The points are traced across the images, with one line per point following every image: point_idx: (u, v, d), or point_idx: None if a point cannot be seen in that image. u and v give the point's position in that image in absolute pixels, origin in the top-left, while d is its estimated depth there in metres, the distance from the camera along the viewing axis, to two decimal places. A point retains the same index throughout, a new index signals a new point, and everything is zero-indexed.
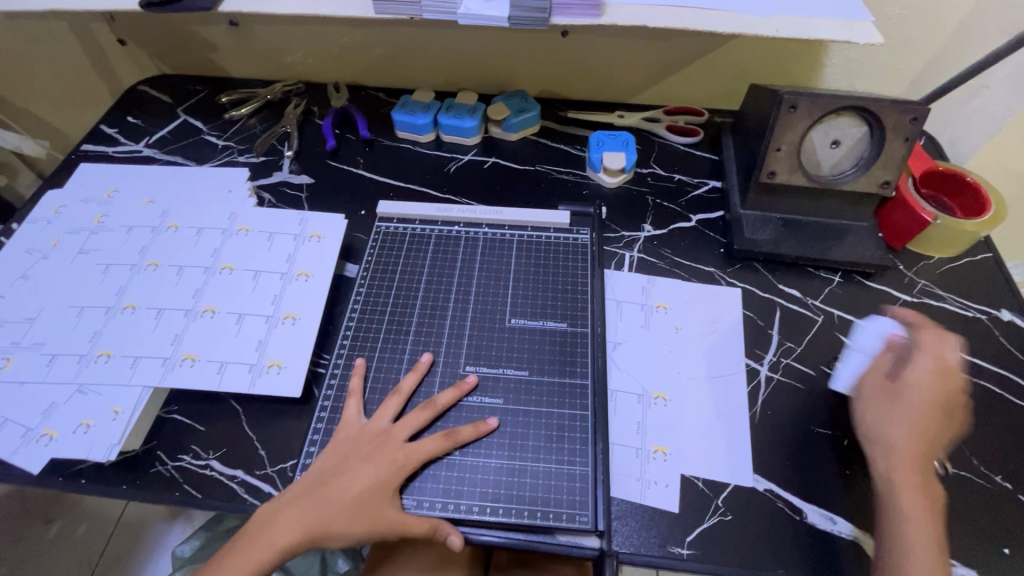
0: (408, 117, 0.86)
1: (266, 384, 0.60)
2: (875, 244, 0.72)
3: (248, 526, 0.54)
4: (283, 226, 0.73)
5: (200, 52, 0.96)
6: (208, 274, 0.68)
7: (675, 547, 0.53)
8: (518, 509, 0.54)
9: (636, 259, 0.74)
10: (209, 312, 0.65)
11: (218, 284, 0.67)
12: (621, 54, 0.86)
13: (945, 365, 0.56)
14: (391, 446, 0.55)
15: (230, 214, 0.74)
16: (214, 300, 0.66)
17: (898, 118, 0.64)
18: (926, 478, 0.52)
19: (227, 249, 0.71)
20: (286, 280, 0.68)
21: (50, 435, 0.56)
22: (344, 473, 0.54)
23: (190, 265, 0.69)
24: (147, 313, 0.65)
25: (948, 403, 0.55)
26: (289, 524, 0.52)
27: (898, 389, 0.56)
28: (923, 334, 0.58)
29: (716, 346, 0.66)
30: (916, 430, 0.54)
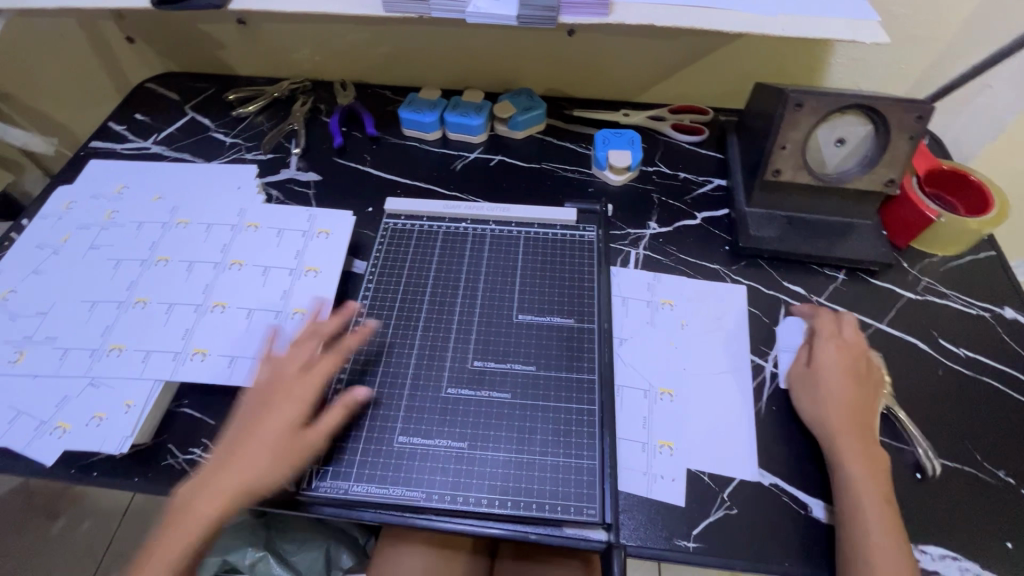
0: (414, 115, 0.86)
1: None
2: (879, 242, 0.73)
3: (176, 509, 0.53)
4: (291, 222, 0.74)
5: (208, 49, 0.96)
6: (218, 270, 0.69)
7: (681, 540, 0.54)
8: (526, 502, 0.54)
9: (642, 256, 0.75)
10: (219, 307, 0.66)
11: (228, 279, 0.68)
12: (627, 53, 0.87)
13: (841, 341, 0.63)
14: (295, 384, 0.57)
15: (239, 210, 0.75)
16: (224, 295, 0.67)
17: (903, 116, 0.65)
18: (864, 446, 0.56)
19: (237, 244, 0.71)
20: (295, 276, 0.68)
21: (63, 428, 0.57)
22: (251, 423, 0.55)
23: (200, 261, 0.70)
24: (158, 308, 0.65)
25: (859, 372, 0.61)
26: (214, 488, 0.53)
27: (813, 370, 0.62)
28: (820, 318, 0.66)
29: (722, 343, 0.67)
30: (842, 405, 0.58)
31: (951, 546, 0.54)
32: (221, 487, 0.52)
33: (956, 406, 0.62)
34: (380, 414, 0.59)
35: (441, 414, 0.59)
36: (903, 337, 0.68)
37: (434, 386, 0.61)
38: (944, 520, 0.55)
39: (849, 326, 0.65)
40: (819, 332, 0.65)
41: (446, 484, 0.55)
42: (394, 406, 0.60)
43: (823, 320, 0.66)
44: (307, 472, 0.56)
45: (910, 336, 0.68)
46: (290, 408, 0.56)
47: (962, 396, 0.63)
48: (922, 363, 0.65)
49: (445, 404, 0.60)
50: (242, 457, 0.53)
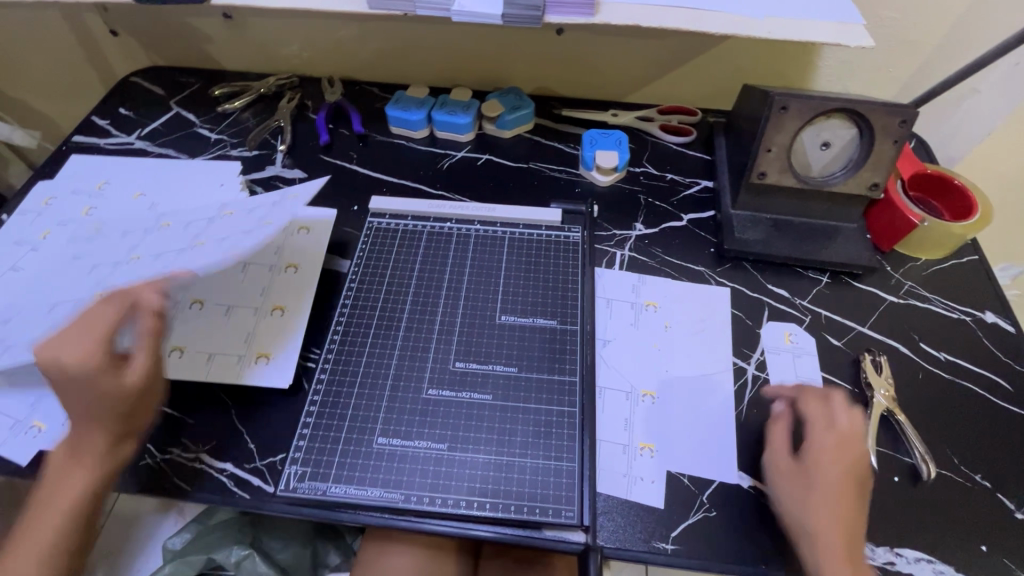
0: (402, 113, 0.86)
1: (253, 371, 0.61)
2: (863, 245, 0.73)
3: (42, 505, 0.52)
4: (260, 205, 0.71)
5: (194, 43, 0.95)
6: (182, 252, 0.65)
7: (659, 542, 0.54)
8: (504, 504, 0.54)
9: (627, 257, 0.75)
10: (198, 302, 0.65)
11: (191, 257, 0.64)
12: (616, 52, 0.86)
13: (839, 433, 0.56)
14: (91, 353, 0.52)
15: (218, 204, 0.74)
16: (202, 292, 0.66)
17: (888, 120, 0.65)
18: (854, 567, 0.50)
19: (211, 229, 0.69)
20: (272, 275, 0.68)
21: (38, 428, 0.57)
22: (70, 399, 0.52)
23: (173, 243, 0.67)
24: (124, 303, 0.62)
25: (857, 475, 0.54)
26: (80, 461, 0.53)
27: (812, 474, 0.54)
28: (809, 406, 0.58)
29: (702, 344, 0.67)
30: (833, 515, 0.52)
31: (926, 549, 0.54)
32: (88, 456, 0.53)
33: (936, 410, 0.63)
34: (361, 415, 0.59)
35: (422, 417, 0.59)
36: (884, 341, 0.68)
37: (415, 387, 0.61)
38: (921, 523, 0.56)
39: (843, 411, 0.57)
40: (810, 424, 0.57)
41: (427, 487, 0.55)
42: (374, 407, 0.60)
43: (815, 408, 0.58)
44: (287, 473, 0.56)
45: (892, 340, 0.68)
46: (89, 369, 0.51)
47: (941, 399, 0.63)
48: (903, 368, 0.66)
49: (425, 405, 0.60)
50: (86, 427, 0.53)
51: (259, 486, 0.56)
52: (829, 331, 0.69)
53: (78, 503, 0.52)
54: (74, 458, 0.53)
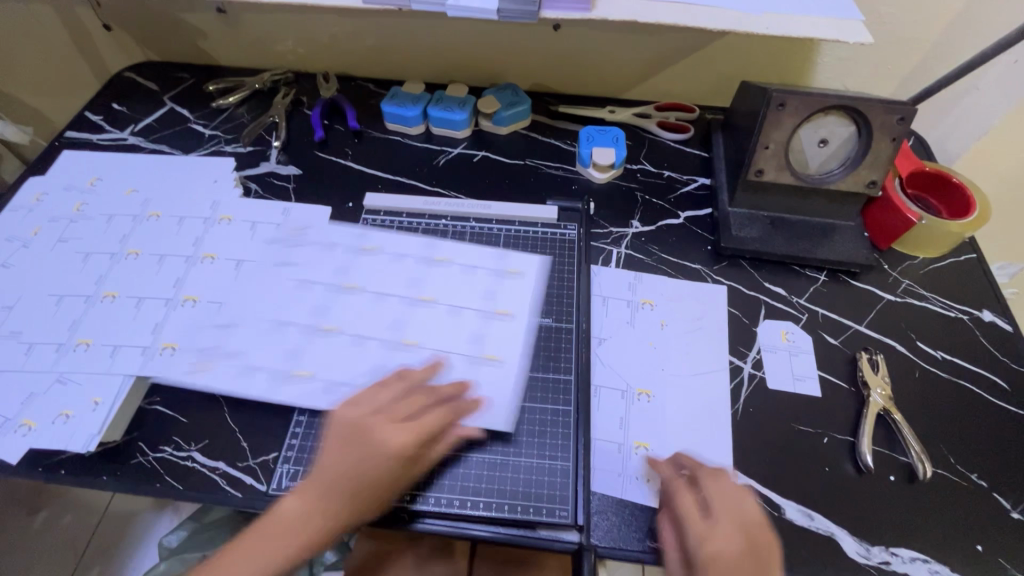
0: (397, 109, 0.85)
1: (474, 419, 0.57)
2: (860, 243, 0.73)
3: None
4: (410, 246, 0.71)
5: (188, 38, 0.94)
6: (333, 292, 0.67)
7: (654, 542, 0.54)
8: (498, 503, 0.54)
9: (623, 255, 0.74)
10: (330, 330, 0.64)
11: (346, 302, 0.66)
12: (613, 48, 0.86)
13: (711, 526, 0.48)
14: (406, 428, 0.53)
15: (360, 232, 0.72)
16: (307, 364, 0.61)
17: (885, 117, 0.64)
18: None
19: (356, 267, 0.69)
20: (311, 334, 0.63)
21: (28, 426, 0.56)
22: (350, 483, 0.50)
23: (317, 282, 0.67)
24: (235, 368, 0.61)
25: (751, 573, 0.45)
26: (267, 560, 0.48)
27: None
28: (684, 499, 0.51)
29: (698, 343, 0.66)
30: None
31: (920, 548, 0.54)
32: (274, 552, 0.48)
33: (933, 409, 0.62)
34: None
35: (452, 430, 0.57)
36: (881, 340, 0.68)
37: None
38: (917, 522, 0.55)
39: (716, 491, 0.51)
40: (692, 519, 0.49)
41: (419, 487, 0.55)
42: None
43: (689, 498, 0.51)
44: (280, 471, 0.56)
45: (889, 339, 0.68)
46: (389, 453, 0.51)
47: (938, 399, 0.63)
48: (899, 366, 0.65)
49: None
50: (350, 513, 0.50)
51: (252, 484, 0.56)
52: (825, 330, 0.69)
53: None
54: (284, 556, 0.48)
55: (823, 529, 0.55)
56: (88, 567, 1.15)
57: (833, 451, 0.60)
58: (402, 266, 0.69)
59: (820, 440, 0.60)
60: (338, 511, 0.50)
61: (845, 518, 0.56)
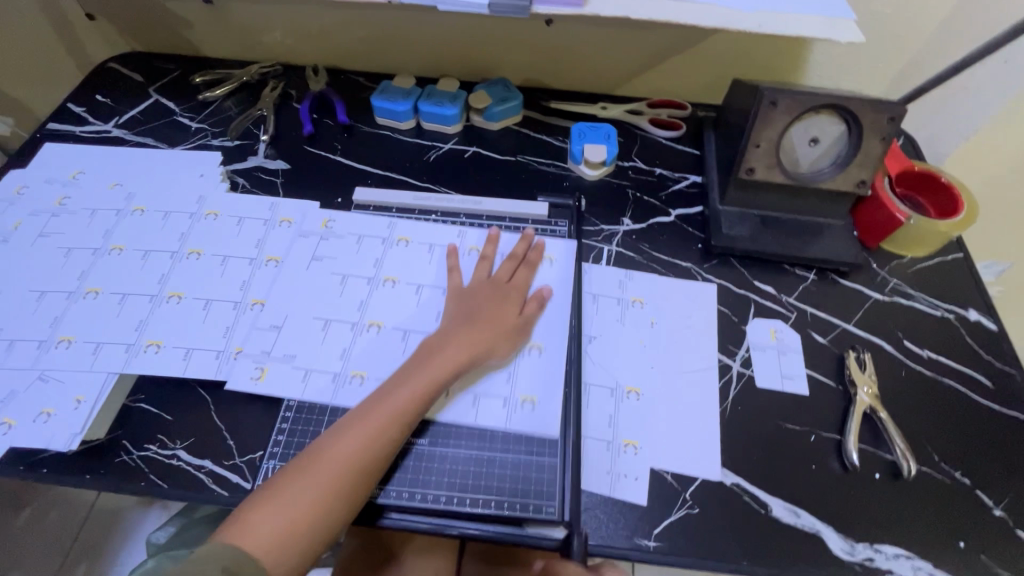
0: (387, 103, 0.84)
1: (523, 420, 0.58)
2: (850, 242, 0.73)
3: (357, 419, 0.52)
4: (442, 237, 0.72)
5: (173, 28, 0.93)
6: (372, 286, 0.67)
7: (641, 539, 0.54)
8: (485, 500, 0.54)
9: (614, 252, 0.74)
10: (374, 326, 0.63)
11: (382, 296, 0.66)
12: (605, 44, 0.85)
13: None
14: (511, 287, 0.65)
15: (388, 223, 0.73)
16: (363, 363, 0.61)
17: (875, 116, 0.64)
18: None
19: (389, 260, 0.69)
20: (357, 331, 0.63)
21: (8, 424, 0.55)
22: (480, 313, 0.61)
23: (352, 275, 0.67)
24: (293, 371, 0.60)
25: None
26: (416, 375, 0.56)
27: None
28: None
29: (688, 340, 0.66)
30: None
31: (905, 545, 0.55)
32: (423, 373, 0.56)
33: (918, 408, 0.63)
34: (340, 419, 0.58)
35: (478, 415, 0.58)
36: (869, 339, 0.68)
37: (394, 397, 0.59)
38: (901, 520, 0.56)
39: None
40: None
41: (406, 483, 0.55)
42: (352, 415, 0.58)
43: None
44: (265, 469, 0.56)
45: (876, 337, 0.68)
46: (503, 300, 0.63)
47: (923, 397, 0.64)
48: (886, 365, 0.66)
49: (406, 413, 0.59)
50: (480, 334, 0.60)
51: (238, 483, 0.55)
52: (814, 328, 0.69)
53: (399, 413, 0.53)
54: (429, 368, 0.56)
55: (810, 526, 0.55)
56: (75, 565, 1.14)
57: (820, 449, 0.60)
58: (428, 260, 0.69)
59: (807, 438, 0.61)
60: (479, 334, 0.60)
61: (831, 515, 0.56)
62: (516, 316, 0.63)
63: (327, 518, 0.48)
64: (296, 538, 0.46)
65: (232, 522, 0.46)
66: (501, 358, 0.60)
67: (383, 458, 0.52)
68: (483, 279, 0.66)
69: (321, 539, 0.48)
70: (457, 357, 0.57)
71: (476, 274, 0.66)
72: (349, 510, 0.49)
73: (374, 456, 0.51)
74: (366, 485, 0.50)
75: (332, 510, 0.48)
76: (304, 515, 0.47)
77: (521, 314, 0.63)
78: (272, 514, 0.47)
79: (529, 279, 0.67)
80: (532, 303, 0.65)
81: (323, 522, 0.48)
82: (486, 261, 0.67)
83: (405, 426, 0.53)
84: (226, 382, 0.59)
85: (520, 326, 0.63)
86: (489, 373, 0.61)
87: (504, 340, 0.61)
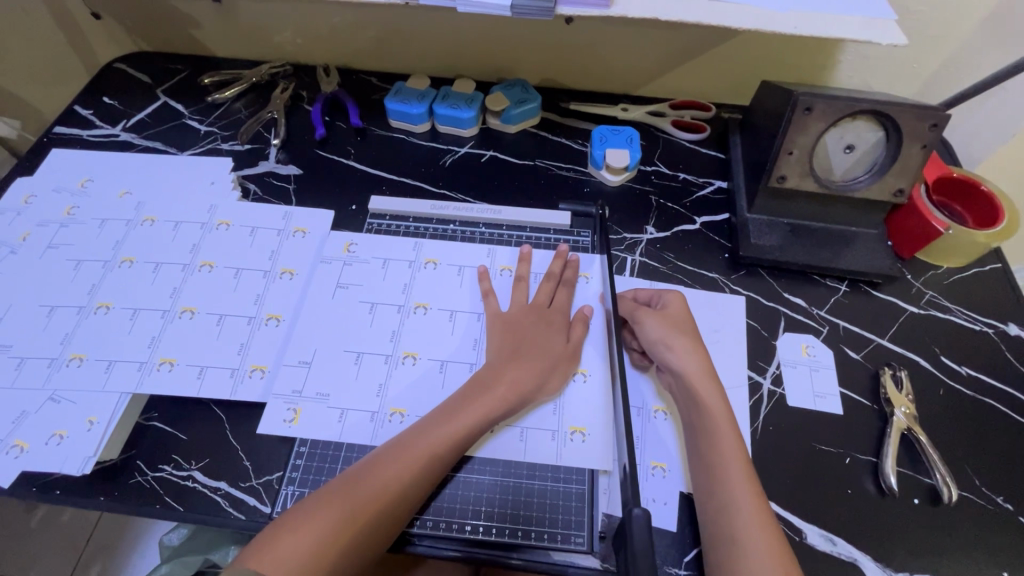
0: (401, 106, 0.81)
1: (575, 453, 0.56)
2: (884, 253, 0.70)
3: (398, 451, 0.51)
4: (471, 258, 0.69)
5: (180, 28, 0.90)
6: (403, 314, 0.64)
7: (673, 568, 0.52)
8: (510, 529, 0.53)
9: (638, 263, 0.72)
10: (410, 358, 0.61)
11: (415, 325, 0.64)
12: (627, 43, 0.82)
13: None
14: (554, 312, 0.62)
15: (414, 244, 0.70)
16: (401, 399, 0.59)
17: (917, 123, 0.61)
18: None
19: (418, 284, 0.67)
20: (392, 364, 0.61)
21: (20, 447, 0.53)
22: (532, 340, 0.59)
23: (381, 302, 0.65)
24: (328, 411, 0.58)
25: None
26: (465, 406, 0.54)
27: (686, 394, 0.57)
28: (652, 321, 0.61)
29: (718, 357, 0.64)
30: None
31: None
32: (472, 404, 0.54)
33: (955, 428, 0.60)
34: None
35: (526, 451, 0.56)
36: (904, 355, 0.66)
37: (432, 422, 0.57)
38: (941, 547, 0.54)
39: (688, 322, 0.61)
40: (657, 340, 0.59)
41: (428, 510, 0.53)
42: None
43: (662, 321, 0.61)
44: (284, 494, 0.54)
45: (912, 353, 0.66)
46: (551, 327, 0.61)
47: (962, 416, 0.61)
48: (923, 383, 0.63)
49: None
50: (528, 364, 0.57)
51: (255, 507, 0.53)
52: (847, 343, 0.66)
53: (442, 449, 0.51)
54: (477, 400, 0.54)
55: (846, 555, 0.53)
56: (89, 565, 1.14)
57: (855, 472, 0.58)
58: (460, 282, 0.67)
59: (841, 460, 0.59)
60: (530, 365, 0.57)
61: (867, 542, 0.54)
62: (567, 345, 0.60)
63: (353, 553, 0.46)
64: (323, 568, 0.44)
65: (257, 545, 0.45)
66: (551, 391, 0.58)
67: (418, 494, 0.50)
68: (523, 303, 0.63)
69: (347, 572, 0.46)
70: (509, 390, 0.55)
71: (516, 297, 0.64)
72: (374, 544, 0.47)
73: (408, 494, 0.49)
74: (397, 521, 0.49)
75: (362, 541, 0.46)
76: (332, 544, 0.45)
77: (569, 340, 0.61)
78: (301, 540, 0.45)
79: (570, 299, 0.64)
80: (579, 326, 0.62)
81: (349, 557, 0.46)
82: (522, 282, 0.65)
83: (445, 463, 0.52)
84: (259, 428, 0.57)
85: (569, 354, 0.60)
86: (537, 406, 0.58)
87: (554, 372, 0.58)
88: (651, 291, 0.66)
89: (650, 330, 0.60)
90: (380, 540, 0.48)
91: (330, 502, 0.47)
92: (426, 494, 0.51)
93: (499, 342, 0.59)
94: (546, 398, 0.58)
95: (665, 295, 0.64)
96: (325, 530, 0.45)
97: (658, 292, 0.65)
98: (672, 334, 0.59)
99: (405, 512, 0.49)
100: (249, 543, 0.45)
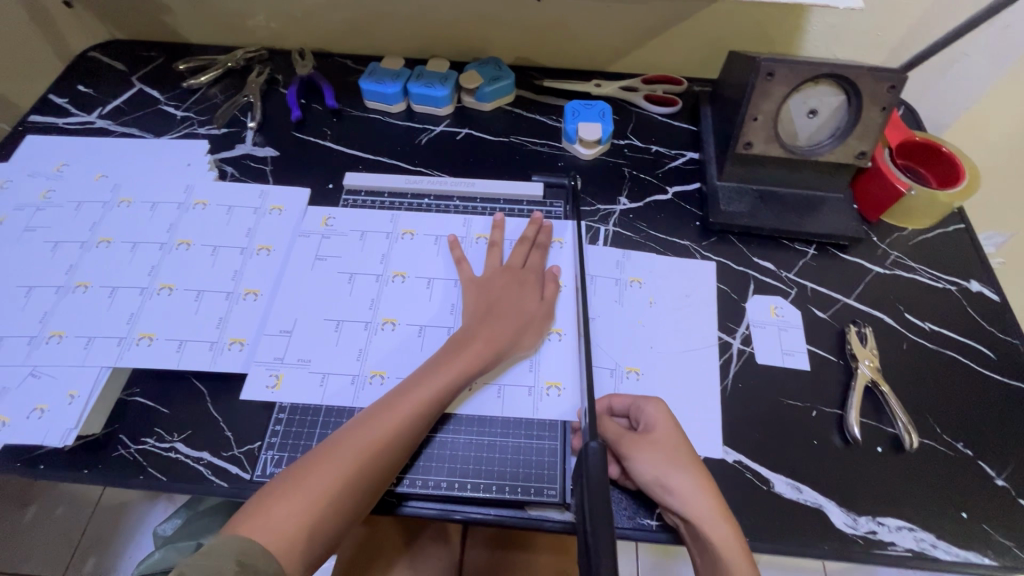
0: (376, 86, 0.82)
1: (550, 407, 0.58)
2: (850, 215, 0.72)
3: (378, 416, 0.51)
4: (446, 229, 0.71)
5: (153, 14, 0.90)
6: (381, 283, 0.66)
7: (644, 518, 0.54)
8: (485, 484, 0.54)
9: (611, 232, 0.73)
10: (389, 324, 0.63)
11: (393, 293, 0.65)
12: (598, 18, 0.83)
13: None
14: (524, 271, 0.64)
15: (391, 216, 0.71)
16: (381, 362, 0.60)
17: (875, 85, 0.63)
18: None
19: (395, 254, 0.68)
20: (371, 330, 0.62)
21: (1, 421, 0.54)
22: (508, 299, 0.61)
23: (360, 273, 0.66)
24: (310, 376, 0.59)
25: None
26: (442, 366, 0.55)
27: (700, 542, 0.49)
28: (641, 455, 0.52)
29: (690, 320, 0.66)
30: None
31: (907, 517, 0.55)
32: (451, 364, 0.55)
33: (919, 380, 0.62)
34: None
35: (504, 405, 0.58)
36: (870, 313, 0.67)
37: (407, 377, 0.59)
38: (904, 492, 0.56)
39: (680, 444, 0.53)
40: (652, 482, 0.51)
41: (409, 469, 0.54)
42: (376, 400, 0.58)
43: (651, 453, 0.52)
44: (264, 459, 0.55)
45: (878, 311, 0.68)
46: (524, 287, 0.62)
47: (926, 369, 0.63)
48: (888, 339, 0.65)
49: None
50: (504, 321, 0.59)
51: (237, 474, 0.55)
52: (814, 304, 0.68)
53: (420, 410, 0.52)
54: (455, 360, 0.55)
55: (812, 501, 0.55)
56: (83, 560, 1.14)
57: (822, 425, 0.60)
58: (436, 251, 0.68)
59: (808, 413, 0.60)
60: (509, 324, 0.59)
61: (833, 490, 0.56)
62: (539, 303, 0.62)
63: (339, 516, 0.47)
64: (312, 529, 0.46)
65: (246, 510, 0.46)
66: (528, 347, 0.60)
67: (402, 452, 0.51)
68: (496, 266, 0.64)
69: (336, 530, 0.47)
70: (486, 347, 0.56)
71: (489, 262, 0.65)
72: (359, 506, 0.49)
73: (392, 452, 0.50)
74: (383, 482, 0.50)
75: (349, 502, 0.48)
76: (319, 508, 0.46)
77: (541, 297, 0.62)
78: (289, 507, 0.46)
79: (543, 261, 0.66)
80: (551, 284, 0.64)
81: (335, 519, 0.47)
82: (496, 247, 0.66)
83: (427, 421, 0.53)
84: (242, 394, 0.58)
85: (543, 310, 0.62)
86: (514, 365, 0.60)
87: (527, 328, 0.60)
88: (627, 400, 0.57)
89: (641, 469, 0.52)
90: (366, 503, 0.49)
91: (313, 466, 0.48)
92: (408, 455, 0.52)
93: (474, 300, 0.61)
94: (522, 354, 0.60)
95: (646, 408, 0.55)
96: (309, 493, 0.46)
97: (637, 403, 0.56)
98: (668, 471, 0.51)
99: (391, 471, 0.51)
100: (238, 510, 0.46)
